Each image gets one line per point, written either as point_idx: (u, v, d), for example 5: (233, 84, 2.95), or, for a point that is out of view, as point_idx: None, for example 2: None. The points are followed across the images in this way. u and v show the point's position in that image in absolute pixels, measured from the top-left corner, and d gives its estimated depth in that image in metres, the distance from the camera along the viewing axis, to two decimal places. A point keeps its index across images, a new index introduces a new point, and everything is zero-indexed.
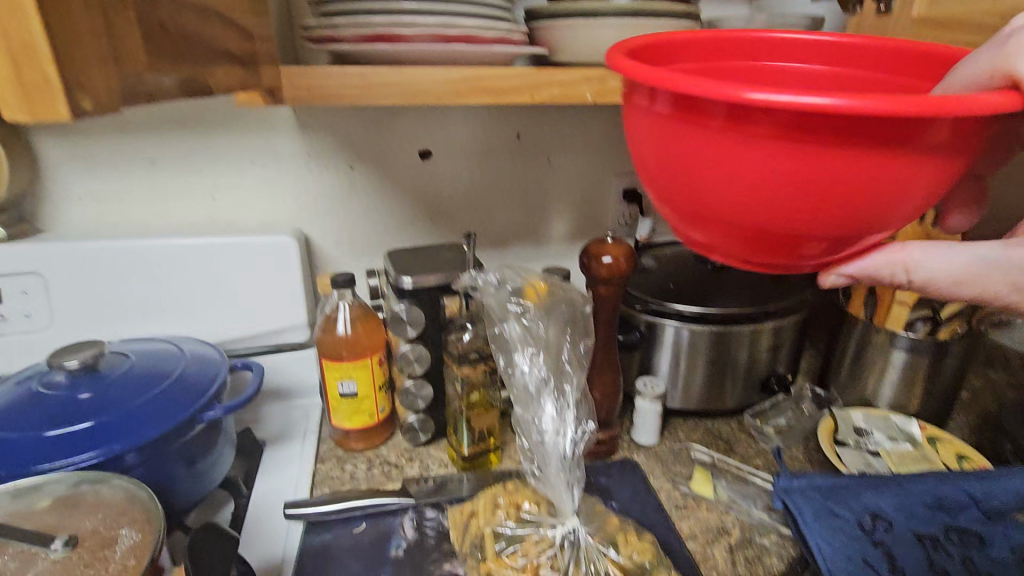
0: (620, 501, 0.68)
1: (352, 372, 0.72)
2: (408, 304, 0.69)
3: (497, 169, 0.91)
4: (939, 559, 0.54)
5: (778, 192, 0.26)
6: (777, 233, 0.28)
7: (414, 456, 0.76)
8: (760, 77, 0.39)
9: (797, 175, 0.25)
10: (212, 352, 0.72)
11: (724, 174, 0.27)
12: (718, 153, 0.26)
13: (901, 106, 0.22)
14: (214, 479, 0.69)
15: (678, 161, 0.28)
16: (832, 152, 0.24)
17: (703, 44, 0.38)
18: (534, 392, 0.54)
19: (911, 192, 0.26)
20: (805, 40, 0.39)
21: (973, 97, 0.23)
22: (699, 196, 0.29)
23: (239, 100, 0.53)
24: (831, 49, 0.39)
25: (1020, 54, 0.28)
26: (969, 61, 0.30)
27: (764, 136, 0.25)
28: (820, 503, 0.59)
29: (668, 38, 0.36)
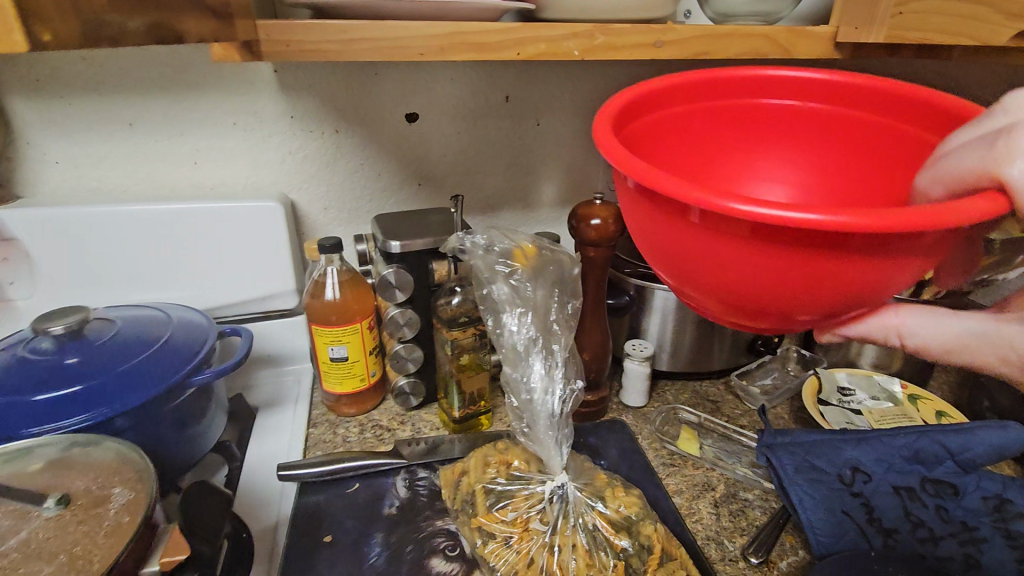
0: (608, 460, 0.69)
1: (342, 337, 0.72)
2: (396, 268, 0.68)
3: (486, 132, 0.90)
4: (914, 508, 0.57)
5: (776, 281, 0.31)
6: (777, 305, 0.33)
7: (406, 420, 0.77)
8: (741, 112, 0.51)
9: (792, 271, 0.30)
10: (199, 318, 0.72)
11: (729, 263, 0.32)
12: (724, 248, 0.32)
13: (879, 226, 0.27)
14: (207, 443, 0.69)
15: (689, 250, 0.34)
16: (821, 257, 0.29)
17: (687, 88, 0.48)
18: (523, 351, 0.54)
19: (895, 281, 0.31)
20: (773, 77, 0.49)
21: (949, 209, 0.27)
22: (709, 272, 0.34)
23: (217, 55, 0.51)
24: (794, 87, 0.50)
25: (1005, 157, 0.29)
26: (954, 156, 0.31)
27: (763, 239, 0.30)
28: (802, 459, 0.61)
29: (656, 89, 0.46)
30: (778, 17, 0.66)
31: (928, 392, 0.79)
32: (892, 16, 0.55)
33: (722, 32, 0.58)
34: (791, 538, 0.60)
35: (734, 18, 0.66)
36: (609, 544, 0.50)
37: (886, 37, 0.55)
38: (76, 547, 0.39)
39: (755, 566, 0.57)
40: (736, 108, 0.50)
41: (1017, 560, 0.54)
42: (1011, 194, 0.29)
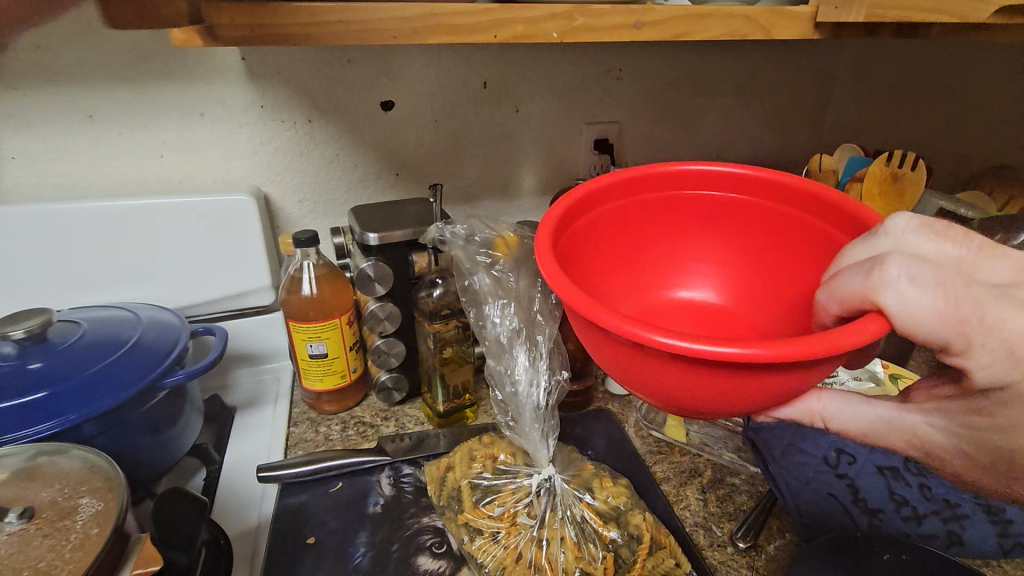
0: (595, 450, 0.69)
1: (321, 333, 0.70)
2: (375, 261, 0.67)
3: (464, 120, 0.88)
4: (898, 488, 0.57)
5: (686, 386, 0.36)
6: (691, 403, 0.39)
7: (389, 416, 0.76)
8: (679, 205, 0.53)
9: (695, 380, 0.36)
10: (170, 317, 0.69)
11: (644, 370, 0.37)
12: (639, 359, 0.37)
13: (754, 356, 0.32)
14: (182, 446, 0.68)
15: (614, 355, 0.39)
16: (717, 373, 0.34)
17: (625, 185, 0.51)
18: (506, 343, 0.53)
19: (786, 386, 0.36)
20: (711, 173, 0.51)
21: (816, 340, 0.32)
22: (631, 372, 0.39)
23: (178, 38, 0.49)
24: (732, 181, 0.51)
25: (881, 288, 0.34)
26: (846, 278, 0.36)
27: (669, 359, 0.35)
28: (788, 441, 0.59)
29: (592, 189, 0.49)
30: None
31: (909, 372, 0.80)
32: None
33: (703, 14, 0.57)
34: (779, 521, 0.61)
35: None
36: (598, 536, 0.50)
37: (866, 16, 0.55)
38: (41, 562, 0.37)
39: (743, 551, 0.57)
40: (675, 201, 0.53)
41: (997, 535, 0.55)
42: (889, 318, 0.34)
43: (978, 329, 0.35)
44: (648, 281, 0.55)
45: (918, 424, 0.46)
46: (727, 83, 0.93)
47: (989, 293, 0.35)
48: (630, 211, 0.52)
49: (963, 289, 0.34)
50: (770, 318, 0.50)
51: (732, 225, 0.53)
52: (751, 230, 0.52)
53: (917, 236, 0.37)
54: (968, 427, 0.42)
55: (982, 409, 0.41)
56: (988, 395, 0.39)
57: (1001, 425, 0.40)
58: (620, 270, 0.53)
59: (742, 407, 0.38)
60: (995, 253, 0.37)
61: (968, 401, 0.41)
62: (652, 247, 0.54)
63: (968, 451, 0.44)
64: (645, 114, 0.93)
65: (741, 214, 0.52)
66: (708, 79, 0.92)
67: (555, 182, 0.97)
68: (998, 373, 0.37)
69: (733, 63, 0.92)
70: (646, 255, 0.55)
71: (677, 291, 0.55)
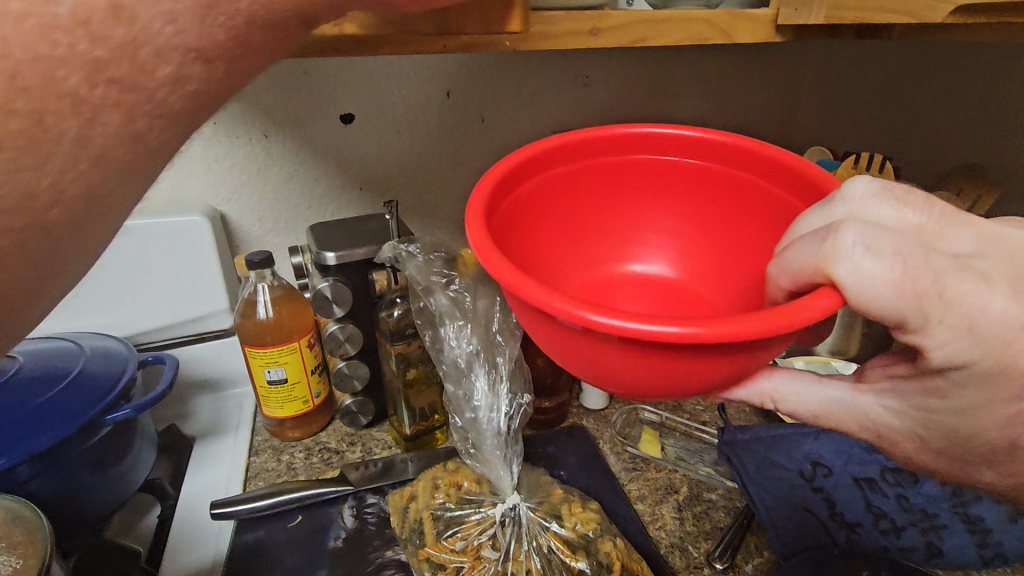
0: (568, 469, 0.66)
1: (279, 358, 0.67)
2: (333, 282, 0.64)
3: (427, 131, 0.85)
4: (875, 500, 0.55)
5: (627, 369, 0.35)
6: (633, 387, 0.37)
7: (356, 440, 0.73)
8: (630, 170, 0.51)
9: (634, 362, 0.34)
10: (118, 347, 0.66)
11: (584, 351, 0.35)
12: (578, 340, 0.35)
13: (691, 336, 0.30)
14: (135, 481, 0.64)
15: (555, 339, 0.37)
16: (653, 353, 0.33)
17: (573, 151, 0.48)
18: (465, 366, 0.51)
19: (729, 366, 0.34)
20: (665, 136, 0.49)
21: (760, 317, 0.30)
22: (571, 354, 0.37)
23: None
24: (687, 144, 0.49)
25: (834, 259, 0.32)
26: (798, 253, 0.35)
27: (604, 339, 0.33)
28: (763, 456, 0.58)
29: (536, 153, 0.47)
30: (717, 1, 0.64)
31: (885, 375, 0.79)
32: None
33: (660, 18, 0.55)
34: (756, 539, 0.58)
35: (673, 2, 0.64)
36: (566, 567, 0.47)
37: (825, 18, 0.54)
38: None
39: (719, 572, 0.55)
40: (625, 164, 0.50)
41: (976, 546, 0.53)
42: (841, 291, 0.32)
43: (939, 304, 0.33)
44: (599, 251, 0.53)
45: (870, 406, 0.42)
46: (695, 87, 0.92)
47: (948, 265, 0.33)
48: (580, 178, 0.50)
49: (921, 261, 0.32)
50: (724, 292, 0.49)
51: (686, 193, 0.51)
52: (707, 200, 0.50)
53: (875, 203, 0.36)
54: (924, 408, 0.39)
55: (939, 391, 0.38)
56: (946, 375, 0.36)
57: (958, 407, 0.38)
58: (569, 239, 0.51)
59: (690, 387, 0.36)
60: (957, 222, 0.35)
61: (924, 380, 0.38)
62: (604, 215, 0.53)
63: (923, 436, 0.41)
64: (613, 121, 0.92)
65: (695, 180, 0.50)
66: (676, 84, 0.91)
67: None
68: (957, 353, 0.35)
69: (700, 67, 0.91)
70: (597, 225, 0.53)
71: (629, 263, 0.53)
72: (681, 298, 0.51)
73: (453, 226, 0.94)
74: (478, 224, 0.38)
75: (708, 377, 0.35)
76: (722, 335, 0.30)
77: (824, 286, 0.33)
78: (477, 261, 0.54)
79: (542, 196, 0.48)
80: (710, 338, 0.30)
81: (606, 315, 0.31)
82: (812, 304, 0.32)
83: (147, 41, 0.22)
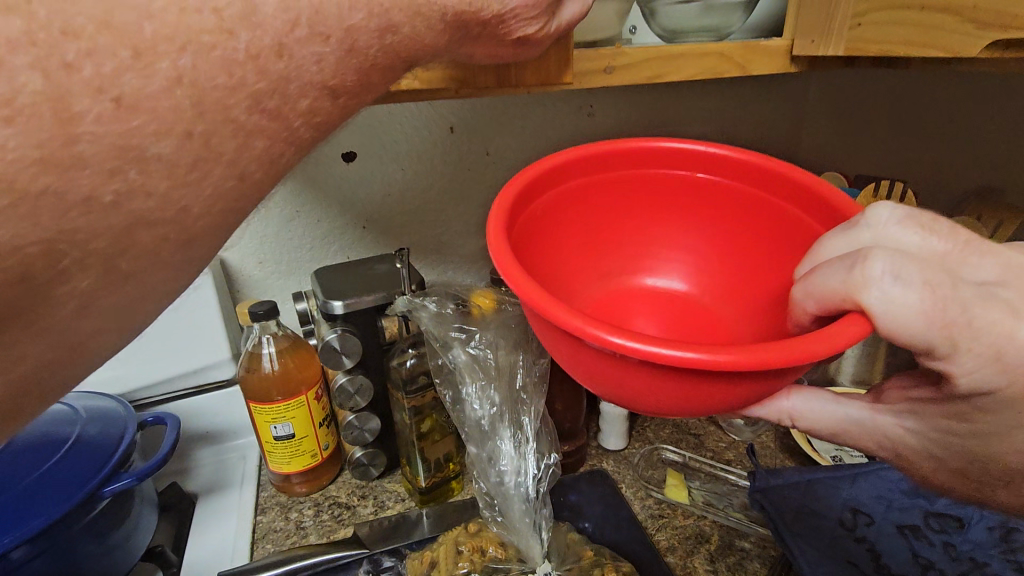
0: (592, 521, 0.63)
1: (286, 413, 0.64)
2: (341, 332, 0.61)
3: (432, 167, 0.83)
4: (923, 550, 0.53)
5: (637, 388, 0.33)
6: (644, 408, 0.35)
7: (367, 494, 0.70)
8: (649, 183, 0.48)
9: (647, 383, 0.32)
10: (116, 407, 0.62)
11: (594, 368, 0.34)
12: (588, 357, 0.33)
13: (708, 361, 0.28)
14: (137, 550, 0.61)
15: (568, 354, 0.35)
16: (668, 377, 0.31)
17: (590, 160, 0.46)
18: (488, 427, 0.49)
19: (747, 393, 0.32)
20: (687, 149, 0.46)
21: (783, 348, 0.28)
22: (583, 371, 0.35)
23: None
24: (711, 159, 0.46)
25: (866, 288, 0.30)
26: (828, 275, 0.32)
27: (615, 359, 0.31)
28: (798, 504, 0.56)
29: (554, 164, 0.44)
30: (728, 32, 0.62)
31: None
32: (850, 28, 0.52)
33: (675, 55, 0.54)
34: None
35: (682, 34, 0.62)
36: None
37: (845, 51, 0.53)
38: None
39: None
40: (643, 177, 0.48)
41: None
42: (871, 320, 0.30)
43: (967, 332, 0.30)
44: (610, 265, 0.50)
45: (889, 428, 0.39)
46: (701, 113, 0.90)
47: (976, 292, 0.30)
48: (595, 189, 0.47)
49: (951, 290, 0.30)
50: (740, 311, 0.46)
51: (702, 209, 0.48)
52: (722, 217, 0.48)
53: (901, 231, 0.33)
54: (944, 432, 0.37)
55: (963, 415, 0.35)
56: (971, 401, 0.34)
57: (979, 432, 0.35)
58: (579, 253, 0.48)
59: (701, 412, 0.34)
60: (984, 249, 0.32)
61: (948, 407, 0.35)
62: (616, 228, 0.49)
63: (941, 458, 0.39)
64: None
65: (716, 198, 0.47)
66: (683, 111, 0.90)
67: None
68: (986, 380, 0.32)
69: (706, 94, 0.89)
70: (614, 239, 0.50)
71: (640, 278, 0.51)
72: (695, 317, 0.48)
73: (460, 261, 0.92)
74: (495, 238, 0.36)
75: (730, 402, 0.33)
76: (743, 363, 0.28)
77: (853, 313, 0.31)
78: (491, 305, 0.51)
79: (556, 209, 0.45)
80: (736, 364, 0.28)
81: (629, 339, 0.29)
82: (844, 333, 0.30)
83: (296, 78, 0.24)
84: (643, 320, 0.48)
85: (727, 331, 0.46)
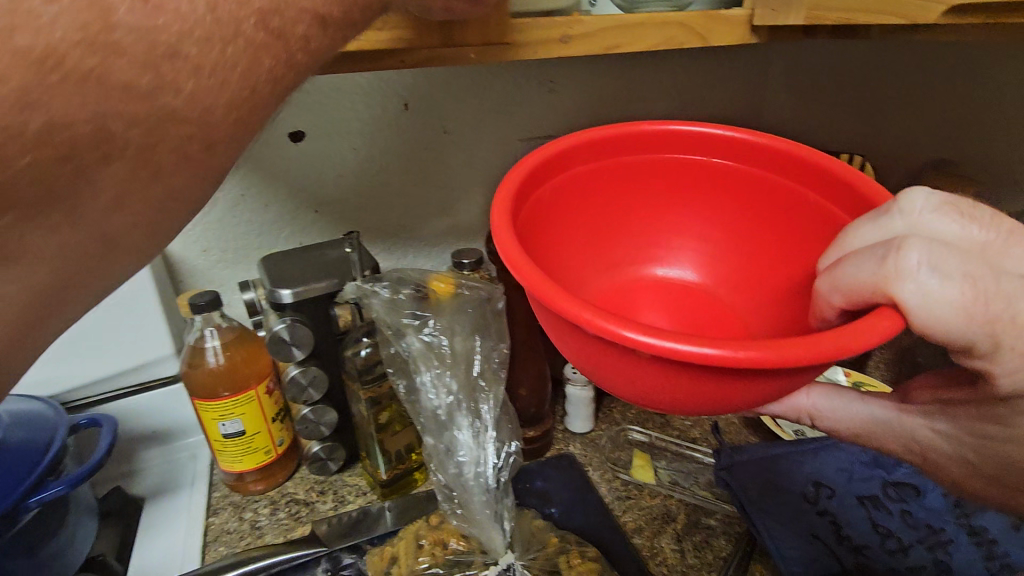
0: (559, 505, 0.62)
1: (235, 409, 0.60)
2: (290, 322, 0.58)
3: (387, 146, 0.80)
4: (882, 519, 0.54)
5: (654, 386, 0.32)
6: (660, 406, 0.34)
7: (326, 489, 0.67)
8: (657, 169, 0.47)
9: (666, 381, 0.31)
10: (44, 410, 0.57)
11: (608, 365, 0.33)
12: (604, 355, 0.32)
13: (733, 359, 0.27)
14: (75, 560, 0.57)
15: (583, 352, 0.34)
16: (688, 374, 0.30)
17: (595, 146, 0.45)
18: (446, 417, 0.47)
19: (771, 388, 0.32)
20: (697, 134, 0.45)
21: (810, 342, 0.27)
22: (600, 369, 0.34)
23: None
24: (725, 143, 0.45)
25: (898, 279, 0.29)
26: (857, 266, 0.31)
27: (631, 355, 0.30)
28: (763, 479, 0.56)
29: (559, 150, 0.43)
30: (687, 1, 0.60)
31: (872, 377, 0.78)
32: None
33: (633, 23, 0.51)
34: (761, 569, 0.56)
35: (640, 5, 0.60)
36: None
37: (807, 19, 0.51)
38: None
39: None
40: (651, 162, 0.46)
41: (983, 559, 0.51)
42: (905, 314, 0.29)
43: (1008, 327, 0.31)
44: (619, 252, 0.49)
45: (918, 428, 0.43)
46: (664, 88, 0.89)
47: (1020, 284, 0.30)
48: (603, 175, 0.46)
49: (993, 283, 0.30)
50: (756, 301, 0.45)
51: (720, 196, 0.46)
52: (741, 203, 0.46)
53: (937, 218, 0.32)
54: (977, 434, 0.40)
55: (996, 418, 0.38)
56: (1010, 404, 0.36)
57: (1015, 436, 0.38)
58: (586, 241, 0.47)
59: (723, 408, 0.33)
60: None
61: (981, 408, 0.39)
62: (625, 215, 0.48)
63: (975, 462, 0.41)
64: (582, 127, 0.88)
65: (729, 183, 0.46)
66: (645, 87, 0.88)
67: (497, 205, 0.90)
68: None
69: (668, 69, 0.88)
70: (620, 226, 0.48)
71: (651, 266, 0.49)
72: (707, 306, 0.47)
73: (420, 244, 0.89)
74: (502, 232, 0.34)
75: (749, 398, 0.32)
76: (771, 360, 0.27)
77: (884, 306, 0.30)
78: (448, 291, 0.48)
79: (562, 195, 0.44)
80: (757, 361, 0.27)
81: (639, 332, 0.28)
82: (874, 325, 0.29)
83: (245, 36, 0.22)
84: (653, 311, 0.47)
85: (741, 321, 0.45)
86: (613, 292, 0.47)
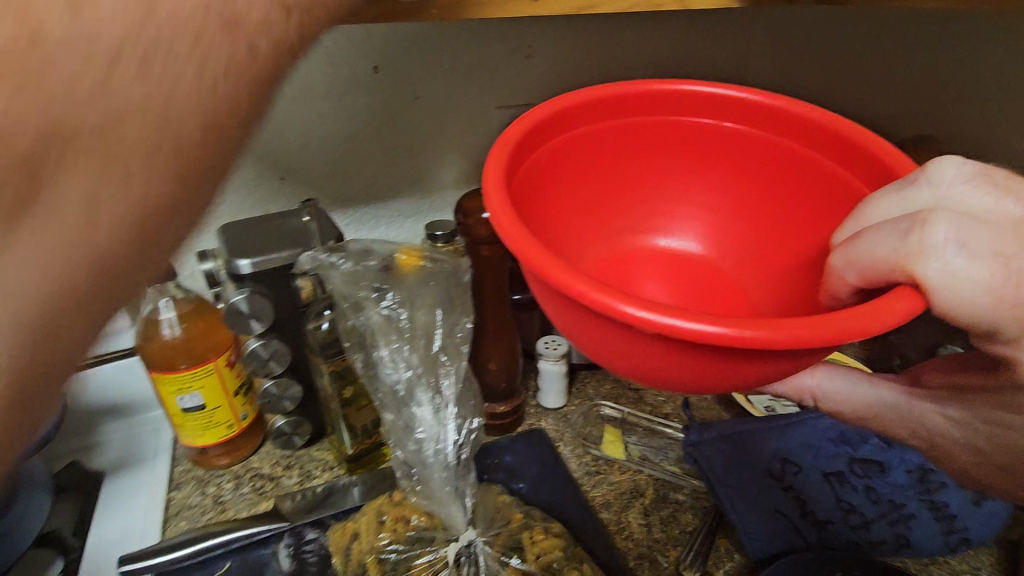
0: (528, 480, 0.62)
1: (193, 382, 0.58)
2: (248, 293, 0.55)
3: (356, 111, 0.76)
4: (846, 495, 0.54)
5: (660, 366, 0.31)
6: (662, 384, 0.33)
7: (292, 463, 0.66)
8: (665, 133, 0.45)
9: (673, 362, 0.30)
10: None
11: (612, 343, 0.31)
12: (607, 331, 0.31)
13: (749, 337, 0.26)
14: (26, 536, 0.56)
15: (583, 329, 0.32)
16: (697, 354, 0.29)
17: (598, 107, 0.43)
18: (404, 393, 0.46)
19: (781, 368, 0.31)
20: (712, 95, 0.43)
21: (828, 320, 0.27)
22: (600, 349, 0.33)
23: None
24: (739, 106, 0.43)
25: (921, 256, 0.29)
26: (874, 241, 0.31)
27: (639, 334, 0.29)
28: (729, 455, 0.56)
29: (563, 109, 0.41)
30: None
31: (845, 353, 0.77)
32: None
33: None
34: (725, 542, 0.56)
35: None
36: None
37: None
38: None
39: None
40: (657, 127, 0.45)
41: (942, 533, 0.52)
42: (925, 292, 0.29)
43: None
44: (621, 222, 0.47)
45: (929, 413, 0.44)
46: (646, 55, 0.86)
47: None
48: (608, 138, 0.44)
49: None
50: (766, 274, 0.43)
51: (733, 165, 0.45)
52: (753, 172, 0.44)
53: (964, 190, 0.31)
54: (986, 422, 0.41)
55: (1009, 406, 0.40)
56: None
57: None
58: (588, 208, 0.45)
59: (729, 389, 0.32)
60: None
61: (998, 397, 0.40)
62: (630, 182, 0.46)
63: (984, 450, 0.43)
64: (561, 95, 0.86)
65: (739, 151, 0.44)
66: (627, 53, 0.85)
67: (472, 174, 0.88)
68: None
69: (652, 35, 0.84)
70: (624, 194, 0.47)
71: (655, 237, 0.47)
72: (711, 279, 0.45)
73: (393, 215, 0.86)
74: (498, 197, 0.33)
75: (758, 378, 0.31)
76: (788, 340, 0.26)
77: (903, 284, 0.30)
78: (413, 267, 0.47)
79: (564, 159, 0.42)
80: (770, 341, 0.26)
81: (643, 307, 0.27)
82: (893, 305, 0.28)
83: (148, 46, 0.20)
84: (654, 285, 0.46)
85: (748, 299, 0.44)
86: (613, 262, 0.45)
